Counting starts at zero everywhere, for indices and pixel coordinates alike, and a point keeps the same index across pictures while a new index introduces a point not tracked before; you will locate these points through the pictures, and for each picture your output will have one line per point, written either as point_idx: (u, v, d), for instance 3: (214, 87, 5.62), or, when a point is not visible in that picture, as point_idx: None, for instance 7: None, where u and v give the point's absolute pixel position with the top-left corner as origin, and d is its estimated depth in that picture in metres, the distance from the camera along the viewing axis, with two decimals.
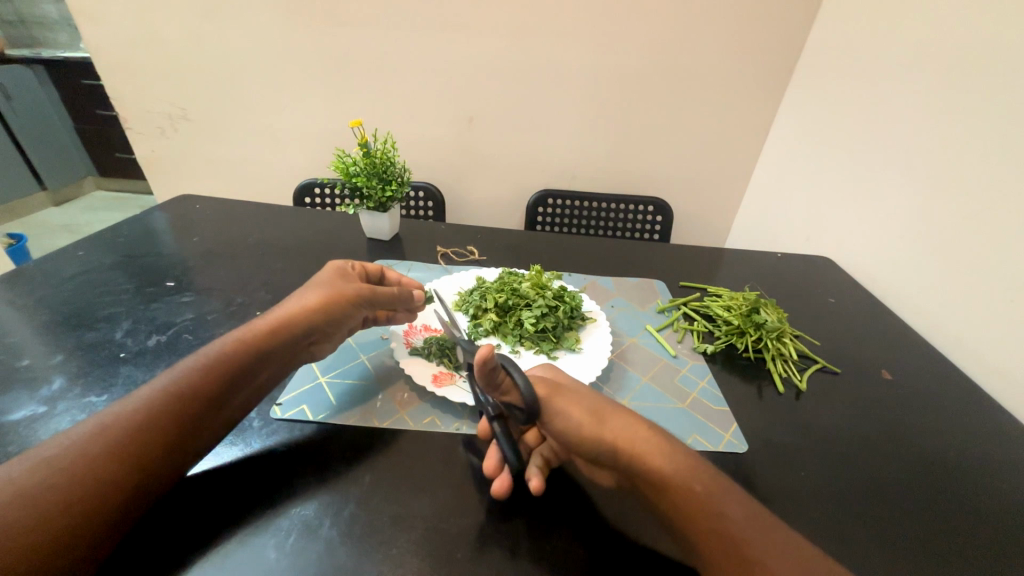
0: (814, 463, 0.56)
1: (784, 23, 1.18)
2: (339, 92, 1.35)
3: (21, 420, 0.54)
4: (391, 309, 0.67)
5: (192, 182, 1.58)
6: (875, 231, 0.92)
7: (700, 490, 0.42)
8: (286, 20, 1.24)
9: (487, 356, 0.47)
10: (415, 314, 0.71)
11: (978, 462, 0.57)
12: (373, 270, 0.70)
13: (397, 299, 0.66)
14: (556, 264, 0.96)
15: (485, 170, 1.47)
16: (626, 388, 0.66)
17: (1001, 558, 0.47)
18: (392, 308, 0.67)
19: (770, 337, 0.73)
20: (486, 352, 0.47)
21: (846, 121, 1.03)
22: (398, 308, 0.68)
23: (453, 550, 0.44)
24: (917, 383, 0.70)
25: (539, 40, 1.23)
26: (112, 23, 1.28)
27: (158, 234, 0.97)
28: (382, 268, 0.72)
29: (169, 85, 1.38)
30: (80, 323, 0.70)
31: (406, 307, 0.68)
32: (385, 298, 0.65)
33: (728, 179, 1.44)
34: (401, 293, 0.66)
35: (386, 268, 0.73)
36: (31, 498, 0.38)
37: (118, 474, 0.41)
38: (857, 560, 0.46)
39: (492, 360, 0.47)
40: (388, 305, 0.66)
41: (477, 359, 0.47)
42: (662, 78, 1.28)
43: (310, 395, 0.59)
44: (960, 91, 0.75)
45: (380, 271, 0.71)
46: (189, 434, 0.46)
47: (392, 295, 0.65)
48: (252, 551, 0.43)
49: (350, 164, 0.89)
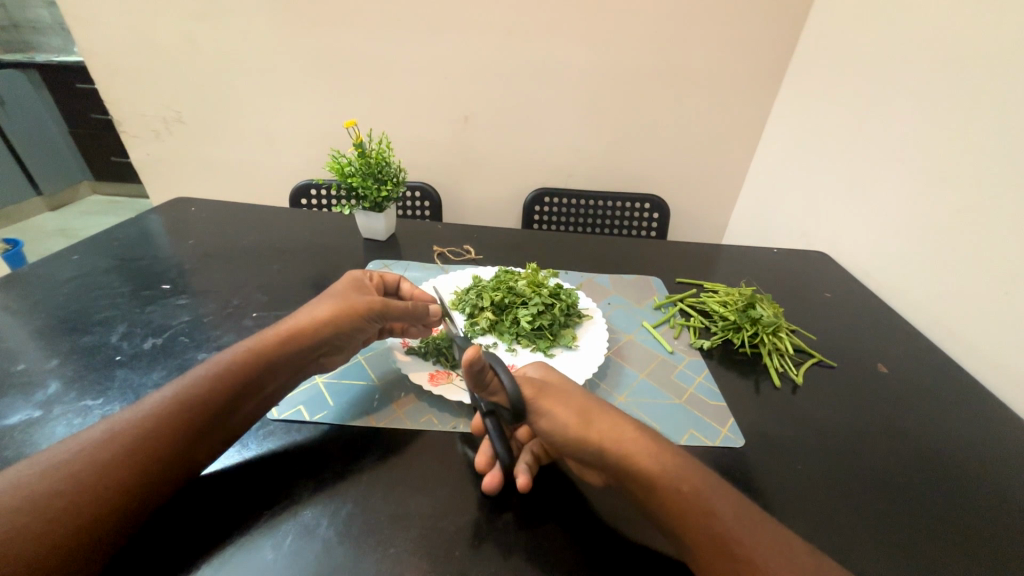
0: (811, 456, 0.56)
1: (779, 18, 1.18)
2: (334, 92, 1.35)
3: (17, 425, 0.54)
4: (404, 324, 0.66)
5: (187, 185, 1.58)
6: (871, 226, 0.92)
7: (688, 489, 0.41)
8: (280, 21, 1.24)
9: (474, 360, 0.47)
10: (428, 329, 0.69)
11: (973, 455, 0.58)
12: (390, 281, 0.71)
13: (410, 314, 0.65)
14: (552, 263, 0.96)
15: (481, 170, 1.47)
16: (622, 385, 0.66)
17: (997, 549, 0.47)
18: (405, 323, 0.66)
19: (766, 332, 0.73)
20: (474, 355, 0.47)
21: (841, 116, 1.03)
22: (411, 323, 0.67)
23: (450, 548, 0.45)
24: (913, 376, 0.70)
25: (534, 38, 1.23)
26: (105, 27, 1.28)
27: (153, 236, 0.97)
28: (400, 279, 0.72)
29: (163, 87, 1.38)
30: (76, 327, 0.70)
31: (421, 323, 0.67)
32: (398, 313, 0.64)
33: (725, 176, 1.44)
34: (414, 308, 0.65)
35: (404, 279, 0.73)
36: (37, 504, 0.38)
37: (128, 481, 0.41)
38: (854, 552, 0.46)
39: (479, 362, 0.47)
40: (402, 320, 0.65)
41: (464, 362, 0.47)
42: (657, 75, 1.28)
43: (306, 396, 0.59)
44: (955, 85, 0.75)
45: (396, 283, 0.71)
46: (196, 442, 0.46)
47: (406, 309, 0.64)
48: (248, 553, 0.43)
49: (344, 164, 0.88)
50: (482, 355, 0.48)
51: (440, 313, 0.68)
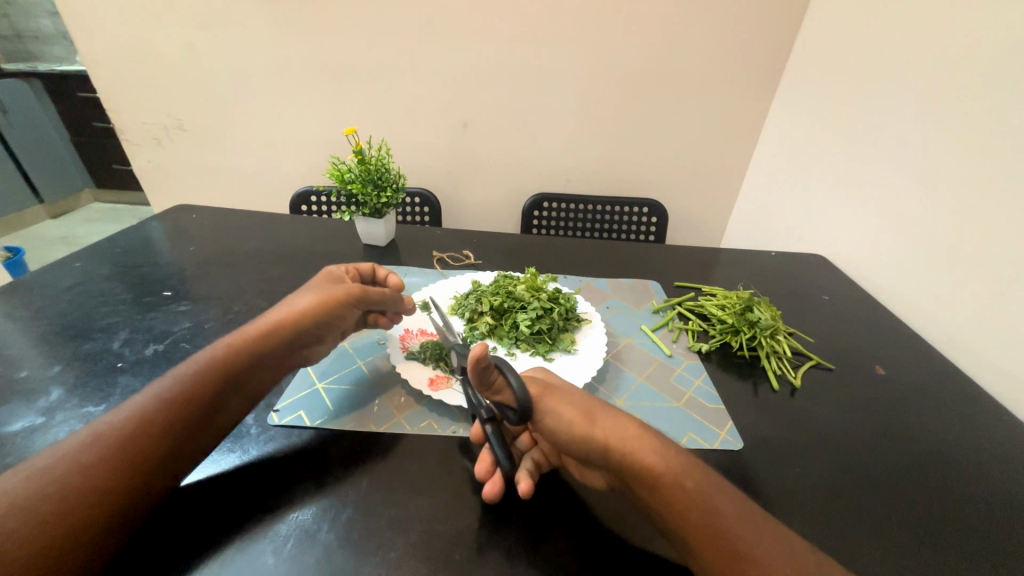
0: (810, 459, 0.56)
1: (774, 23, 1.19)
2: (334, 99, 1.36)
3: (18, 432, 0.54)
4: (381, 311, 0.69)
5: (187, 194, 1.59)
6: (868, 229, 0.92)
7: (691, 487, 0.42)
8: (281, 30, 1.26)
9: (480, 355, 0.47)
10: (402, 316, 0.72)
11: (970, 455, 0.58)
12: (364, 270, 0.72)
13: (387, 300, 0.68)
14: (551, 267, 0.97)
15: (480, 175, 1.47)
16: (621, 388, 0.67)
17: (995, 550, 0.47)
18: (382, 308, 0.68)
19: (764, 335, 0.73)
20: (480, 352, 0.47)
21: (838, 120, 1.04)
22: (387, 311, 0.69)
23: (450, 552, 0.45)
24: (911, 378, 0.71)
25: (533, 44, 1.25)
26: (109, 37, 1.29)
27: (155, 244, 0.98)
28: (373, 266, 0.73)
29: (165, 96, 1.39)
30: (77, 334, 0.71)
31: (396, 310, 0.70)
32: (375, 297, 0.66)
33: (722, 180, 1.45)
34: (388, 293, 0.68)
35: (378, 267, 0.74)
36: (24, 508, 0.38)
37: (115, 481, 0.42)
38: (852, 554, 0.46)
39: (486, 359, 0.48)
40: (376, 305, 0.67)
41: (471, 358, 0.48)
42: (655, 80, 1.29)
43: (306, 401, 0.60)
44: (949, 89, 0.76)
45: (372, 271, 0.72)
46: (183, 439, 0.46)
47: (379, 295, 0.66)
48: (248, 557, 0.43)
49: (344, 171, 0.89)
50: (488, 354, 0.48)
51: (413, 303, 0.73)
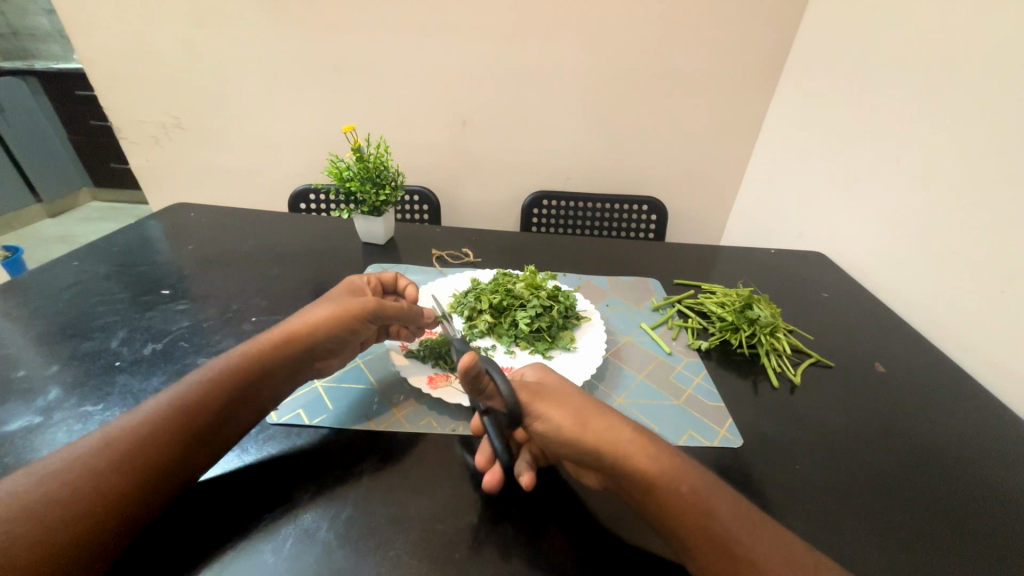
0: (809, 456, 0.56)
1: (774, 20, 1.19)
2: (333, 97, 1.35)
3: (17, 431, 0.54)
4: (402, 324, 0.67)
5: (185, 192, 1.58)
6: (869, 226, 0.92)
7: (686, 490, 0.42)
8: (279, 27, 1.25)
9: (469, 364, 0.48)
10: (423, 330, 0.70)
11: (970, 453, 0.58)
12: (388, 280, 0.71)
13: (405, 315, 0.66)
14: (551, 265, 0.96)
15: (479, 172, 1.47)
16: (620, 386, 0.67)
17: (994, 547, 0.47)
18: (400, 323, 0.66)
19: (764, 332, 0.73)
20: (469, 361, 0.48)
21: (838, 117, 1.03)
22: (407, 324, 0.67)
23: (450, 551, 0.45)
24: (912, 376, 0.70)
25: (532, 41, 1.24)
26: (106, 35, 1.29)
27: (153, 242, 0.97)
28: (397, 276, 0.72)
29: (163, 94, 1.39)
30: (75, 333, 0.70)
31: (416, 324, 0.68)
32: (392, 312, 0.64)
33: (722, 177, 1.45)
34: (408, 308, 0.66)
35: (403, 277, 0.73)
36: (33, 510, 0.38)
37: (124, 485, 0.42)
38: (852, 552, 0.46)
39: (475, 368, 0.48)
40: (394, 319, 0.65)
41: (461, 367, 0.48)
42: (655, 77, 1.28)
43: (305, 400, 0.60)
44: (951, 84, 0.76)
45: (394, 281, 0.72)
46: (193, 445, 0.46)
47: (397, 308, 0.64)
48: (248, 557, 0.43)
49: (343, 169, 0.89)
50: (478, 362, 0.49)
51: (435, 316, 0.70)
